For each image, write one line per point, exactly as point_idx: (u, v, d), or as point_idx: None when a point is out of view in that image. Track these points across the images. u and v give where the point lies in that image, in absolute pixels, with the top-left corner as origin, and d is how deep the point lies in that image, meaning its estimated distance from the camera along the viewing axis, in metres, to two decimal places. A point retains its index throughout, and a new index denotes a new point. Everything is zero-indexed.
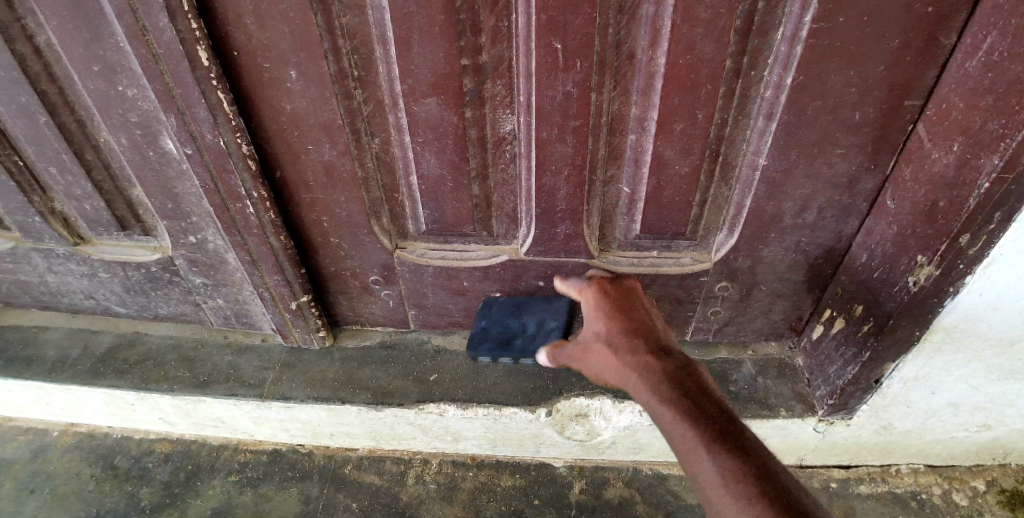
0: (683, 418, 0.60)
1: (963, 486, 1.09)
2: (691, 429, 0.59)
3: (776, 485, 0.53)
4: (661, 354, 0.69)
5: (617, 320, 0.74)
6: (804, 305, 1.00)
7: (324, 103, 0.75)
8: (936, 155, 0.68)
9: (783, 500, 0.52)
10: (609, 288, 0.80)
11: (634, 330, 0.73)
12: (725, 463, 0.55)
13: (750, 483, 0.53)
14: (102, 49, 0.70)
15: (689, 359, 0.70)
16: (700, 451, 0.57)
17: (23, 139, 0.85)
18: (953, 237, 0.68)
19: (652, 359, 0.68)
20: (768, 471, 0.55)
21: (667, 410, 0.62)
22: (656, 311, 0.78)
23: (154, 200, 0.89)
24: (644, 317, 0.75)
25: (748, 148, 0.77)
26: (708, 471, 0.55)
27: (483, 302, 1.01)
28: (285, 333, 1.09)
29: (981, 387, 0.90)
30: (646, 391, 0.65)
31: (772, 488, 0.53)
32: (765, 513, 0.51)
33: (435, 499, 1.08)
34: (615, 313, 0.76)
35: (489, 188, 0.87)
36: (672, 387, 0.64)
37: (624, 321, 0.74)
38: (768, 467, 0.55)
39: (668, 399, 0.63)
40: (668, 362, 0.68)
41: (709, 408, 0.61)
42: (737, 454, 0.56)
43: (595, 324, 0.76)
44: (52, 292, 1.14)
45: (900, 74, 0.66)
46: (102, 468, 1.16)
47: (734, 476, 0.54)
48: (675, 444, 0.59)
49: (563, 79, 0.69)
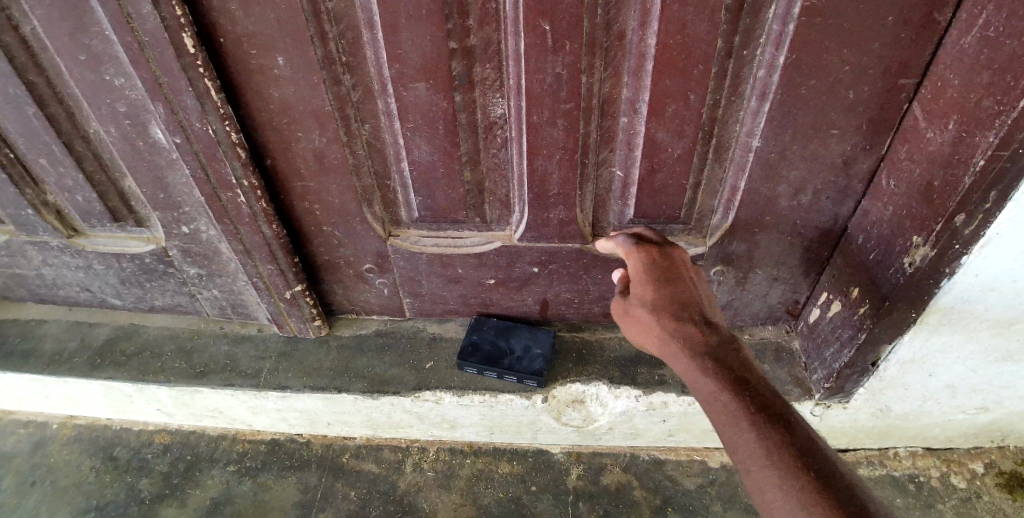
0: (727, 391, 0.60)
1: (961, 469, 1.09)
2: (735, 403, 0.59)
3: (816, 461, 0.54)
4: (705, 327, 0.68)
5: (665, 288, 0.72)
6: (800, 289, 1.00)
7: (313, 90, 0.74)
8: (932, 134, 0.67)
9: (822, 474, 0.53)
10: (657, 255, 0.76)
11: (680, 301, 0.71)
12: (768, 437, 0.56)
13: (793, 456, 0.54)
14: (87, 38, 0.69)
15: (731, 335, 0.69)
16: (743, 423, 0.57)
17: (13, 131, 0.84)
18: (948, 217, 0.67)
19: (697, 332, 0.67)
20: (808, 445, 0.55)
21: (708, 384, 0.62)
22: (701, 284, 0.76)
23: (146, 190, 0.88)
24: (691, 288, 0.73)
25: (742, 129, 0.77)
26: (750, 443, 0.56)
27: (476, 318, 1.08)
28: (281, 323, 1.09)
29: (979, 369, 0.90)
30: (688, 364, 0.65)
31: (812, 461, 0.54)
32: (804, 485, 0.52)
33: (433, 487, 1.09)
34: (662, 279, 0.73)
35: (482, 174, 0.86)
36: (715, 362, 0.64)
37: (670, 289, 0.71)
38: (808, 441, 0.56)
39: (710, 371, 0.63)
40: (712, 336, 0.67)
41: (751, 384, 0.62)
42: (781, 429, 0.56)
43: (639, 287, 0.73)
44: (48, 285, 1.14)
45: (895, 52, 0.65)
46: (102, 459, 1.17)
47: (777, 449, 0.55)
48: (717, 415, 0.59)
49: (553, 61, 0.69)
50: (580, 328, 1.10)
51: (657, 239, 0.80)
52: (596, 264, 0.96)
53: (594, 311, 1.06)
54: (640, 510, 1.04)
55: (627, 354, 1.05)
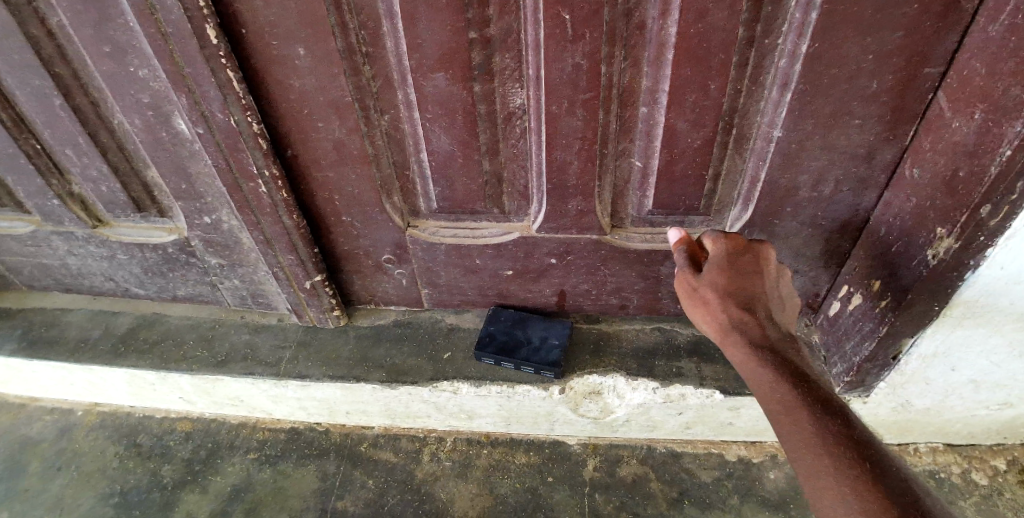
0: (784, 383, 0.61)
1: (983, 465, 1.08)
2: (792, 396, 0.60)
3: (873, 455, 0.54)
4: (768, 323, 0.68)
5: (739, 278, 0.71)
6: (820, 281, 0.99)
7: (333, 81, 0.75)
8: (957, 124, 0.66)
9: (877, 467, 0.53)
10: (741, 247, 0.73)
11: (750, 296, 0.70)
12: (826, 428, 0.56)
13: (849, 448, 0.54)
14: (112, 29, 0.70)
15: (792, 335, 0.69)
16: (799, 414, 0.58)
17: (39, 122, 0.86)
18: (973, 208, 0.66)
19: (759, 327, 0.67)
20: (865, 439, 0.55)
21: (765, 375, 0.63)
22: (778, 281, 0.75)
23: (169, 181, 0.89)
24: (766, 282, 0.72)
25: (763, 119, 0.76)
26: (805, 433, 0.56)
27: (492, 309, 1.09)
28: (300, 312, 1.10)
29: (1003, 363, 0.88)
30: (746, 356, 0.66)
31: (868, 454, 0.54)
32: (857, 477, 0.52)
33: (450, 476, 1.10)
34: (739, 268, 0.71)
35: (500, 165, 0.86)
36: (774, 357, 0.64)
37: (744, 280, 0.71)
38: (865, 436, 0.56)
39: (768, 364, 0.64)
40: (773, 332, 0.68)
41: (811, 380, 0.62)
42: (839, 421, 0.56)
43: (716, 270, 0.71)
44: (73, 275, 1.16)
45: (921, 41, 0.63)
46: (125, 445, 1.19)
47: (833, 441, 0.55)
48: (772, 405, 0.60)
49: (572, 50, 0.69)
50: (597, 320, 1.10)
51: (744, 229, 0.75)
52: (614, 255, 0.96)
53: (611, 302, 1.06)
54: (657, 502, 1.04)
55: (644, 346, 1.05)
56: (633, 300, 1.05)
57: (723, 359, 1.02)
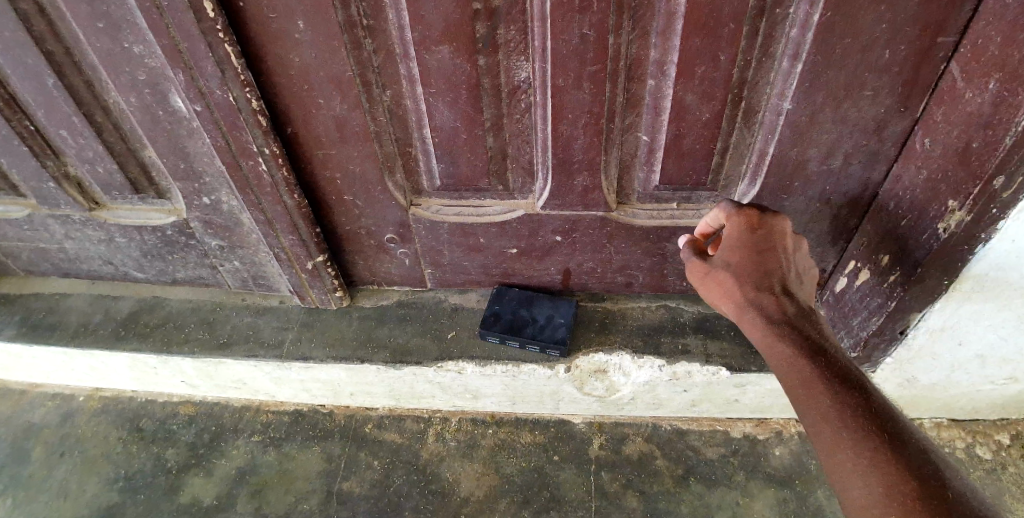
0: (802, 356, 0.60)
1: (986, 440, 1.08)
2: (810, 369, 0.58)
3: (892, 427, 0.53)
4: (785, 297, 0.67)
5: (753, 254, 0.70)
6: (827, 256, 0.98)
7: (333, 55, 0.73)
8: (971, 94, 0.64)
9: (897, 441, 0.51)
10: (757, 222, 0.72)
11: (767, 271, 0.69)
12: (843, 401, 0.54)
13: (869, 421, 0.53)
14: (104, 3, 0.67)
15: (810, 308, 0.68)
16: (818, 387, 0.56)
17: (33, 102, 0.84)
18: (987, 180, 0.65)
19: (775, 301, 0.66)
20: (885, 413, 0.54)
21: (782, 350, 0.61)
22: (794, 254, 0.73)
23: (167, 161, 0.88)
24: (782, 257, 0.71)
25: (773, 92, 0.74)
26: (824, 407, 0.55)
27: (497, 290, 1.08)
28: (302, 294, 1.09)
29: (1011, 338, 0.88)
30: (763, 330, 0.65)
31: (887, 426, 0.52)
32: (875, 450, 0.51)
33: (456, 456, 1.10)
34: (752, 245, 0.70)
35: (505, 140, 0.85)
36: (791, 331, 0.63)
37: (759, 256, 0.70)
38: (886, 409, 0.54)
39: (785, 337, 0.62)
40: (790, 305, 0.66)
41: (827, 352, 0.60)
42: (858, 395, 0.55)
43: (725, 251, 0.72)
44: (71, 259, 1.15)
45: (937, 9, 0.62)
46: (129, 430, 1.19)
47: (852, 414, 0.53)
48: (790, 379, 0.59)
49: (579, 21, 0.67)
50: (602, 298, 1.09)
51: (759, 205, 0.74)
52: (620, 232, 0.95)
53: (616, 280, 1.06)
54: (663, 479, 1.04)
55: (650, 324, 1.04)
56: (638, 278, 1.04)
57: (729, 336, 1.01)
